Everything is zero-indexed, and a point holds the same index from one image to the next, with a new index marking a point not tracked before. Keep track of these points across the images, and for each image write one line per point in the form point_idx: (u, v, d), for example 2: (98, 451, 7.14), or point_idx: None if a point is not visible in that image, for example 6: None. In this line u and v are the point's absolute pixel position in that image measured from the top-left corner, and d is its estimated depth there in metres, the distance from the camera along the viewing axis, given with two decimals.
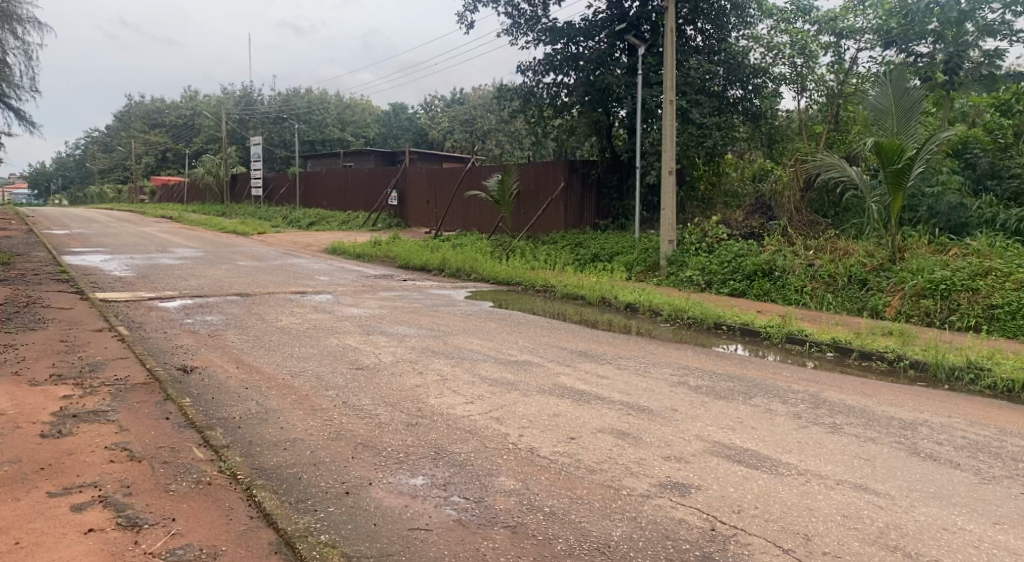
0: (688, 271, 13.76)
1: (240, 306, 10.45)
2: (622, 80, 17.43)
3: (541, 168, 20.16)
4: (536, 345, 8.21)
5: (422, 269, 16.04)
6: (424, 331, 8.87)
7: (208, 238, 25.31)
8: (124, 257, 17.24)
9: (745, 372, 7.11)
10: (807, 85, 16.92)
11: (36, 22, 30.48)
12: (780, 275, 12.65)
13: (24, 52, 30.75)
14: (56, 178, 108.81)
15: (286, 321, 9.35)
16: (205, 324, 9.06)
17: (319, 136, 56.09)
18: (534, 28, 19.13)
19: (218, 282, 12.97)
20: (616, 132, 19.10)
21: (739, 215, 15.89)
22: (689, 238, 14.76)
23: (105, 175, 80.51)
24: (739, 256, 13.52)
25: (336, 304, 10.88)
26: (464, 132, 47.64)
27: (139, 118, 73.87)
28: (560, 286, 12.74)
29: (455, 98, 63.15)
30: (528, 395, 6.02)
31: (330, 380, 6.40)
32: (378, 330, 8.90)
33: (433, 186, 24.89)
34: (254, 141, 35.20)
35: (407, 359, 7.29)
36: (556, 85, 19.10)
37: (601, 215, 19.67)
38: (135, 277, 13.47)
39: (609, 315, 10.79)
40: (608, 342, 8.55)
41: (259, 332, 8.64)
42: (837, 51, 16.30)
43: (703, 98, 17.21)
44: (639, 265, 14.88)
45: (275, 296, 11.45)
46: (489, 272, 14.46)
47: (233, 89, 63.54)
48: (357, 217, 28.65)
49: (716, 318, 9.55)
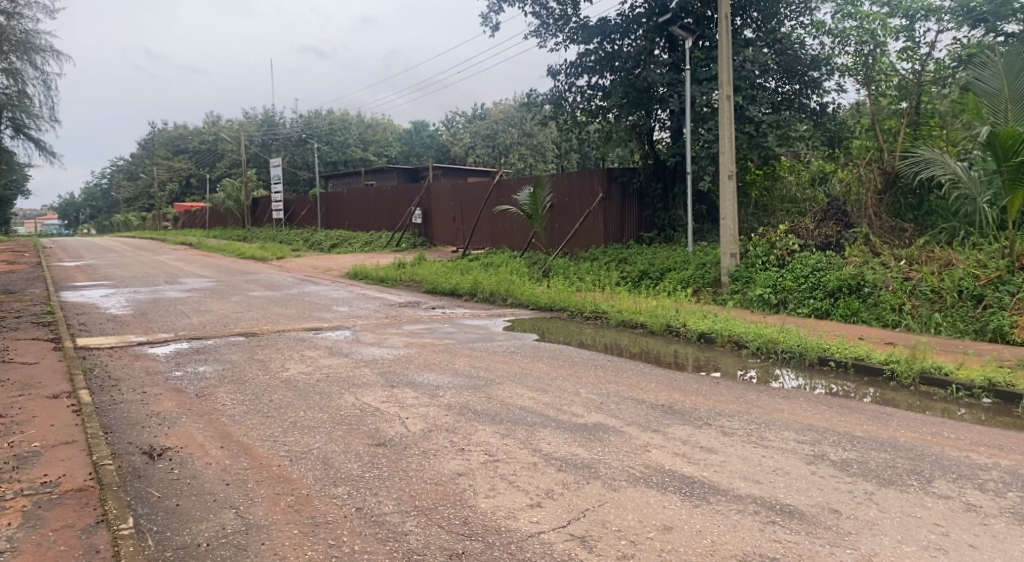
0: (756, 289, 12.07)
1: (241, 351, 8.82)
2: (666, 77, 15.73)
3: (576, 179, 18.43)
4: (605, 398, 6.48)
5: (452, 294, 14.40)
6: (462, 379, 7.18)
7: (223, 265, 23.90)
8: (126, 290, 15.78)
9: (897, 435, 5.36)
10: (875, 77, 15.07)
11: (55, 51, 29.71)
12: (870, 292, 10.90)
13: (44, 83, 29.90)
14: (87, 209, 110.04)
15: (293, 371, 7.70)
16: (195, 378, 7.46)
17: (340, 156, 55.00)
18: (564, 28, 17.57)
19: (222, 320, 11.42)
20: (658, 136, 17.36)
21: (808, 221, 13.73)
22: (753, 251, 12.94)
23: (131, 204, 80.65)
24: (817, 271, 11.73)
25: (354, 344, 9.22)
26: (488, 147, 46.13)
27: (163, 145, 73.55)
28: (614, 312, 10.95)
29: (477, 114, 61.82)
30: (616, 485, 4.32)
31: (342, 467, 4.74)
32: (404, 379, 7.23)
33: (460, 202, 23.30)
34: (273, 163, 33.54)
35: (443, 426, 5.61)
36: (591, 88, 17.50)
37: (644, 228, 17.93)
38: (130, 316, 11.94)
39: (677, 347, 9.08)
40: (690, 389, 6.80)
41: (259, 388, 7.02)
42: (910, 36, 14.49)
43: (760, 93, 15.54)
44: (696, 283, 13.16)
45: (284, 336, 9.83)
46: (527, 296, 12.76)
47: (254, 114, 62.79)
48: (380, 238, 27.15)
49: (818, 352, 7.82)
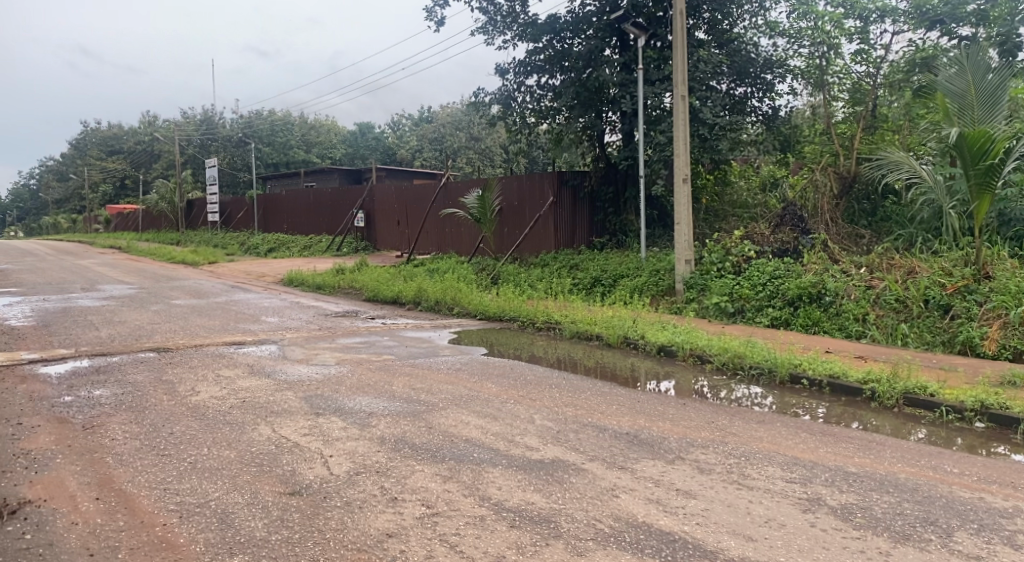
0: (712, 297, 11.47)
1: (148, 370, 7.77)
2: (618, 76, 15.11)
3: (525, 182, 17.66)
4: (562, 427, 5.68)
5: (393, 303, 13.48)
6: (400, 404, 6.30)
7: (149, 270, 22.40)
8: (33, 298, 14.37)
9: (897, 470, 4.71)
10: (828, 80, 14.73)
11: None
12: (832, 301, 10.38)
13: None
14: (14, 212, 105.16)
15: (204, 395, 6.69)
16: (87, 404, 6.42)
17: (283, 159, 53.35)
18: (511, 25, 16.84)
19: (135, 332, 10.28)
20: (610, 138, 16.76)
21: (764, 227, 13.20)
22: (709, 257, 12.35)
23: (62, 206, 77.26)
24: (775, 279, 11.20)
25: (279, 362, 8.22)
26: (435, 150, 45.21)
27: (96, 144, 70.40)
28: (567, 322, 10.19)
29: (424, 117, 60.84)
30: (582, 548, 3.58)
31: (244, 526, 3.86)
32: (331, 406, 6.30)
33: (404, 204, 22.32)
34: (209, 163, 31.99)
35: (374, 466, 4.74)
36: (540, 87, 16.77)
37: (595, 233, 17.29)
38: (30, 328, 10.66)
39: (634, 362, 8.38)
40: (657, 413, 6.06)
41: (160, 416, 6.03)
42: (864, 38, 14.15)
43: (714, 94, 15.00)
44: (650, 290, 12.54)
45: (201, 352, 8.78)
46: (474, 304, 11.92)
47: (192, 114, 60.51)
48: (320, 242, 25.94)
49: (790, 368, 7.19)
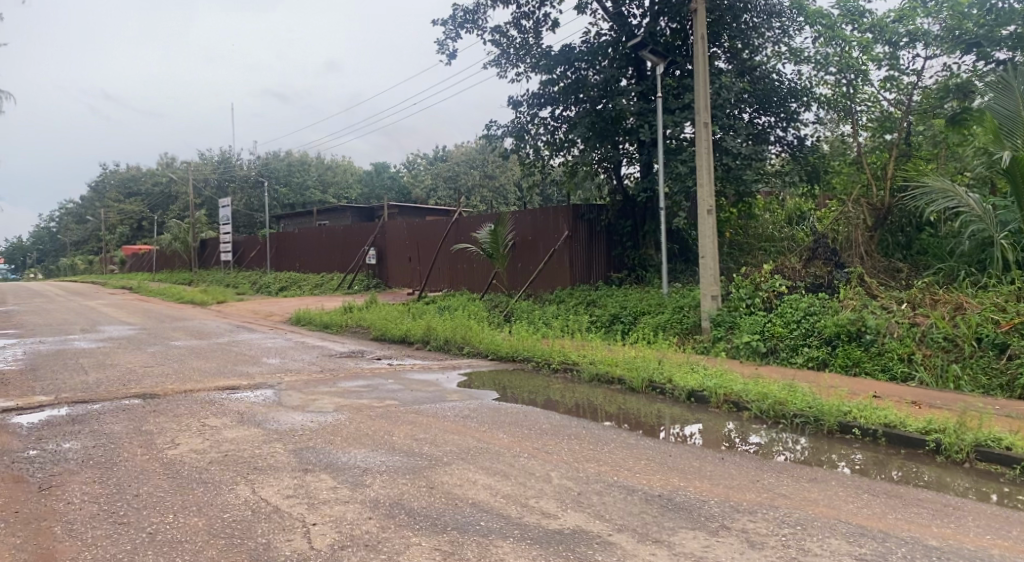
0: (742, 336, 10.72)
1: (129, 419, 7.10)
2: (636, 106, 14.55)
3: (539, 216, 17.06)
4: (584, 487, 4.93)
5: (402, 343, 12.81)
6: (400, 459, 5.58)
7: (156, 310, 21.88)
8: (29, 341, 13.79)
9: (987, 547, 3.94)
10: (855, 108, 14.15)
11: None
12: (873, 339, 9.61)
13: None
14: (34, 253, 106.19)
15: (184, 449, 6.00)
16: (52, 458, 5.74)
17: (298, 199, 53.32)
18: (524, 58, 16.44)
19: (125, 376, 9.63)
20: (627, 170, 16.17)
21: (794, 261, 12.47)
22: (737, 293, 11.62)
23: (80, 248, 77.80)
24: (810, 316, 10.46)
25: (272, 409, 7.53)
26: (449, 189, 44.90)
27: (115, 185, 70.85)
28: (586, 363, 9.46)
29: (439, 156, 60.75)
30: None
31: None
32: (323, 461, 5.59)
33: (416, 241, 21.78)
34: (223, 203, 31.76)
35: (363, 540, 4.02)
36: (555, 120, 16.27)
37: (613, 268, 16.61)
38: (15, 373, 10.04)
39: (662, 407, 7.63)
40: (693, 471, 5.31)
41: (129, 472, 5.35)
42: (894, 64, 13.55)
43: (737, 124, 14.41)
44: (673, 328, 11.80)
45: (190, 398, 8.12)
46: (486, 344, 11.22)
47: (209, 155, 60.84)
48: (331, 281, 25.41)
49: (837, 416, 6.43)
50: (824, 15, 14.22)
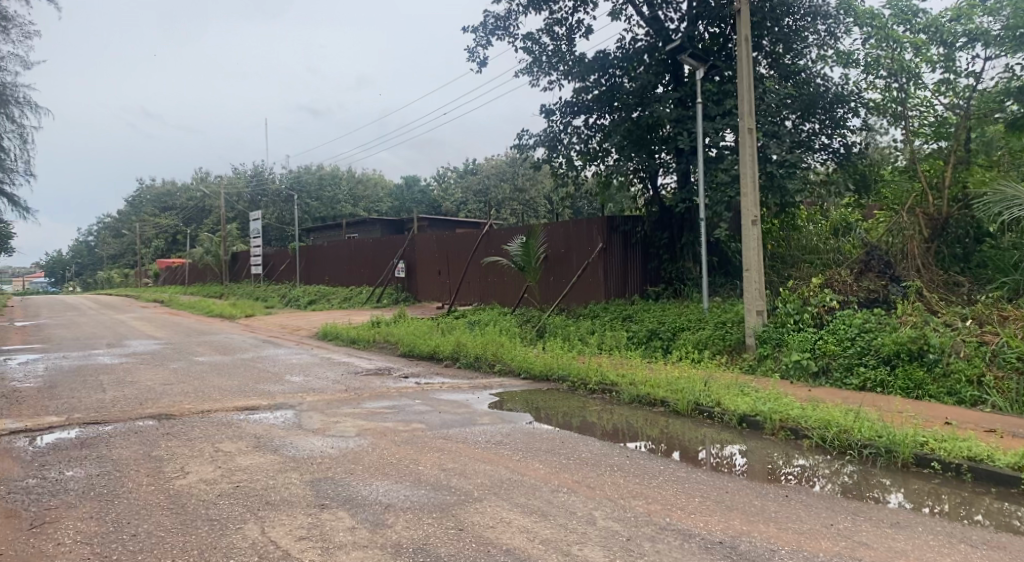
0: (790, 355, 10.04)
1: (140, 443, 6.65)
2: (673, 113, 13.96)
3: (572, 228, 16.49)
4: (634, 532, 4.36)
5: (430, 359, 12.31)
6: (426, 494, 5.05)
7: (185, 324, 21.67)
8: (53, 356, 13.53)
9: None
10: (907, 113, 13.42)
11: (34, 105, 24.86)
12: (937, 359, 8.91)
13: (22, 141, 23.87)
14: (73, 267, 108.23)
15: (193, 478, 5.52)
16: (50, 488, 5.29)
17: (329, 213, 53.37)
18: (557, 66, 15.96)
19: (143, 395, 9.23)
20: (664, 180, 15.58)
21: (844, 274, 11.76)
22: (784, 308, 10.94)
23: (117, 261, 78.98)
24: (865, 333, 9.76)
25: (291, 433, 7.05)
26: (480, 202, 44.55)
27: (151, 200, 71.77)
28: (625, 384, 8.84)
29: (469, 169, 60.49)
30: None
31: None
32: (343, 494, 5.09)
33: (445, 254, 21.34)
34: (254, 217, 31.68)
35: None
36: (589, 128, 15.74)
37: (649, 282, 15.98)
38: (31, 390, 9.69)
39: (711, 433, 7.01)
40: (756, 512, 4.72)
41: (130, 506, 4.88)
42: (949, 67, 12.78)
43: (782, 131, 13.75)
44: (715, 345, 11.14)
45: (206, 420, 7.66)
46: (519, 361, 10.66)
47: (242, 170, 61.31)
48: (360, 294, 25.08)
49: (914, 448, 5.79)
50: (874, 15, 13.51)
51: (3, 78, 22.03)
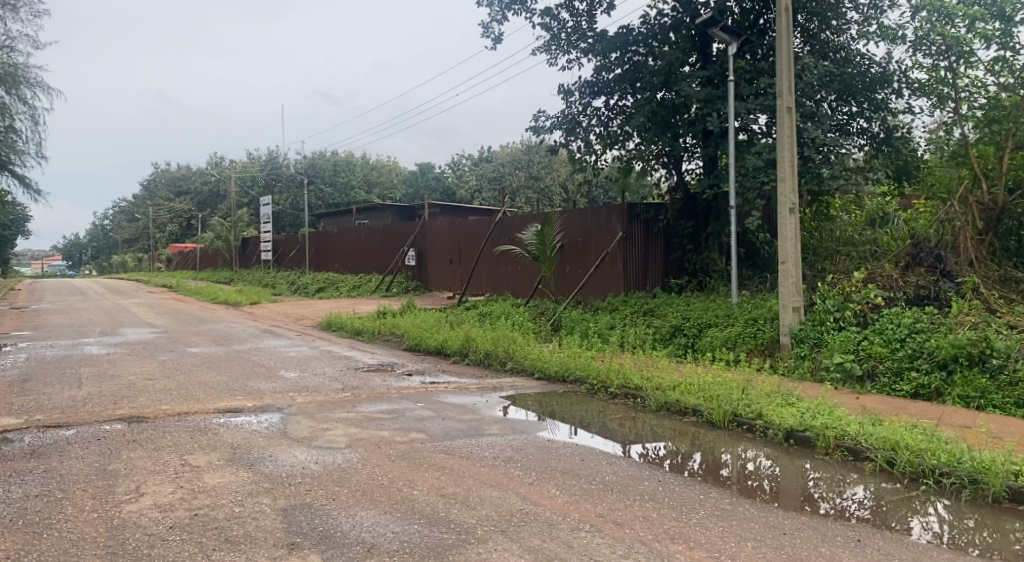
0: (831, 357, 9.07)
1: (100, 453, 5.82)
2: (702, 92, 12.90)
3: (590, 216, 15.51)
4: None
5: (438, 353, 11.47)
6: (420, 531, 4.18)
7: (187, 311, 20.97)
8: (40, 344, 12.79)
9: None
10: (956, 95, 12.31)
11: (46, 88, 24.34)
12: (1001, 365, 7.96)
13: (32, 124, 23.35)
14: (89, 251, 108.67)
15: (147, 502, 4.68)
16: None
17: (342, 201, 52.58)
18: (577, 43, 14.97)
19: (120, 391, 8.43)
20: (690, 165, 14.59)
21: (887, 269, 10.75)
22: (823, 305, 9.93)
23: (131, 245, 78.85)
24: (916, 334, 8.78)
25: (273, 442, 6.21)
26: (494, 190, 43.57)
27: (164, 185, 71.37)
28: (650, 388, 7.93)
29: (484, 156, 59.48)
30: None
31: None
32: (320, 529, 4.22)
33: (457, 242, 20.47)
34: (263, 202, 30.91)
35: None
36: (610, 109, 14.74)
37: (671, 274, 15.01)
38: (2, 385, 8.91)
39: (752, 449, 6.11)
40: None
41: (60, 541, 4.03)
42: (1007, 41, 11.66)
43: (819, 112, 12.68)
44: (746, 344, 10.21)
45: (181, 424, 6.83)
46: (532, 359, 9.75)
47: (256, 156, 60.68)
48: (369, 282, 24.27)
49: (1006, 478, 4.85)
50: None
51: (13, 58, 21.43)
